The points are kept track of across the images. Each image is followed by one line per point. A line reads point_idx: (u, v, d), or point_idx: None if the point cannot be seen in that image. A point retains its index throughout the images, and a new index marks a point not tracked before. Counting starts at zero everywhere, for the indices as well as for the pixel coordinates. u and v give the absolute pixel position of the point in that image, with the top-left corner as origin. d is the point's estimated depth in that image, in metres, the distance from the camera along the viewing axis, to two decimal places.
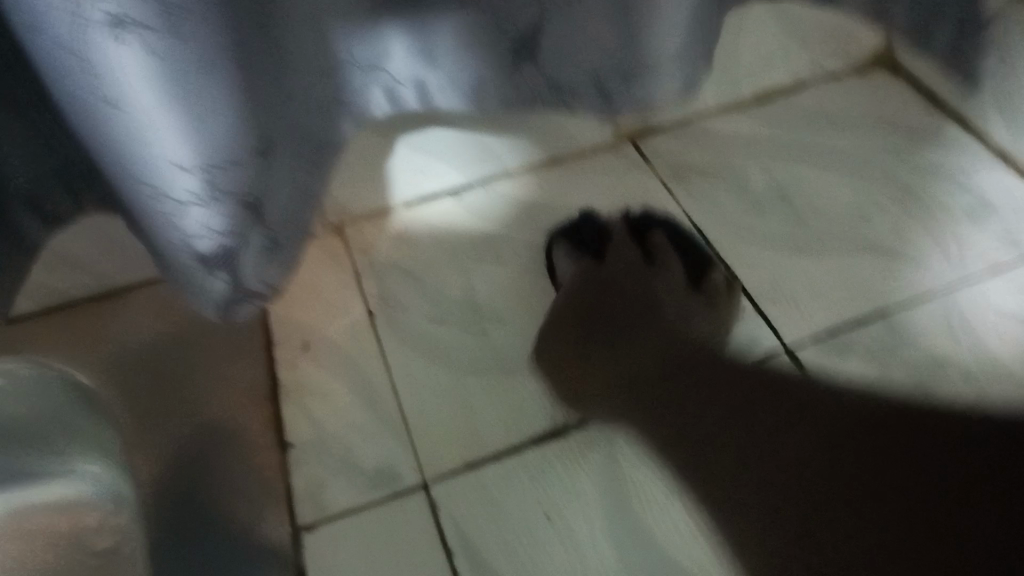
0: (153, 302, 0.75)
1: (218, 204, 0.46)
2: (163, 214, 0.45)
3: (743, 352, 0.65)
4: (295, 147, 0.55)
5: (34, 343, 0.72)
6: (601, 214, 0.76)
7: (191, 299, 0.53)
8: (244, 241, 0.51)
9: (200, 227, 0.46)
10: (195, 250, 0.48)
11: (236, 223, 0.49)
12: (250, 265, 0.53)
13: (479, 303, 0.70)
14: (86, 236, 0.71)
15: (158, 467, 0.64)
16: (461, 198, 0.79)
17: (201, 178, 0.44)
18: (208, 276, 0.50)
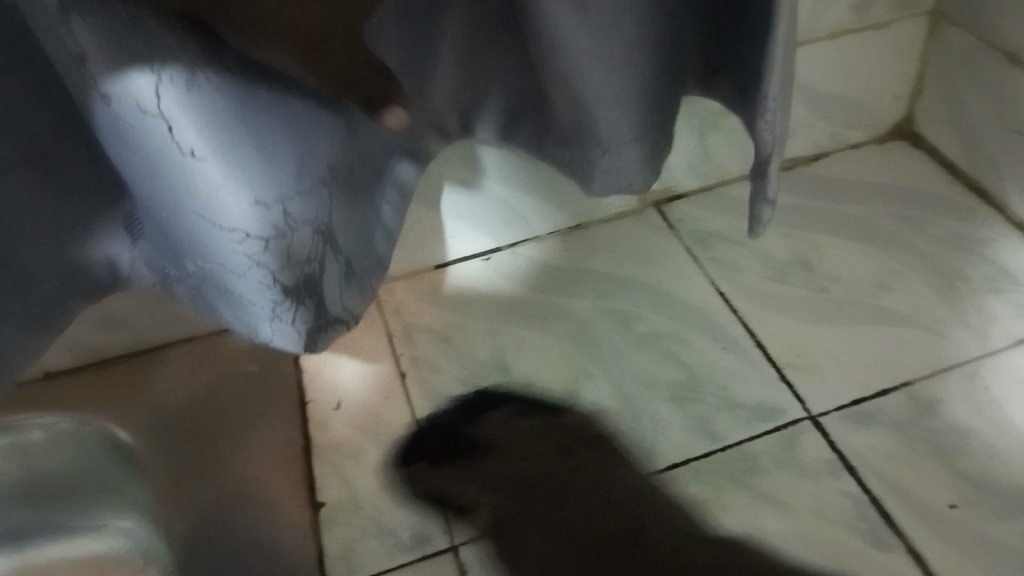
0: (191, 359, 0.77)
1: (298, 233, 0.43)
2: (245, 260, 0.41)
3: (768, 418, 0.66)
4: (366, 188, 0.51)
5: (76, 397, 0.75)
6: (627, 280, 0.78)
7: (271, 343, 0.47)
8: (323, 273, 0.47)
9: (268, 296, 0.43)
10: (281, 284, 0.43)
11: (317, 247, 0.45)
12: (330, 296, 0.48)
13: (508, 366, 0.72)
14: (130, 296, 0.73)
15: (192, 522, 0.65)
16: (490, 262, 0.81)
17: (258, 236, 0.40)
18: (293, 312, 0.45)
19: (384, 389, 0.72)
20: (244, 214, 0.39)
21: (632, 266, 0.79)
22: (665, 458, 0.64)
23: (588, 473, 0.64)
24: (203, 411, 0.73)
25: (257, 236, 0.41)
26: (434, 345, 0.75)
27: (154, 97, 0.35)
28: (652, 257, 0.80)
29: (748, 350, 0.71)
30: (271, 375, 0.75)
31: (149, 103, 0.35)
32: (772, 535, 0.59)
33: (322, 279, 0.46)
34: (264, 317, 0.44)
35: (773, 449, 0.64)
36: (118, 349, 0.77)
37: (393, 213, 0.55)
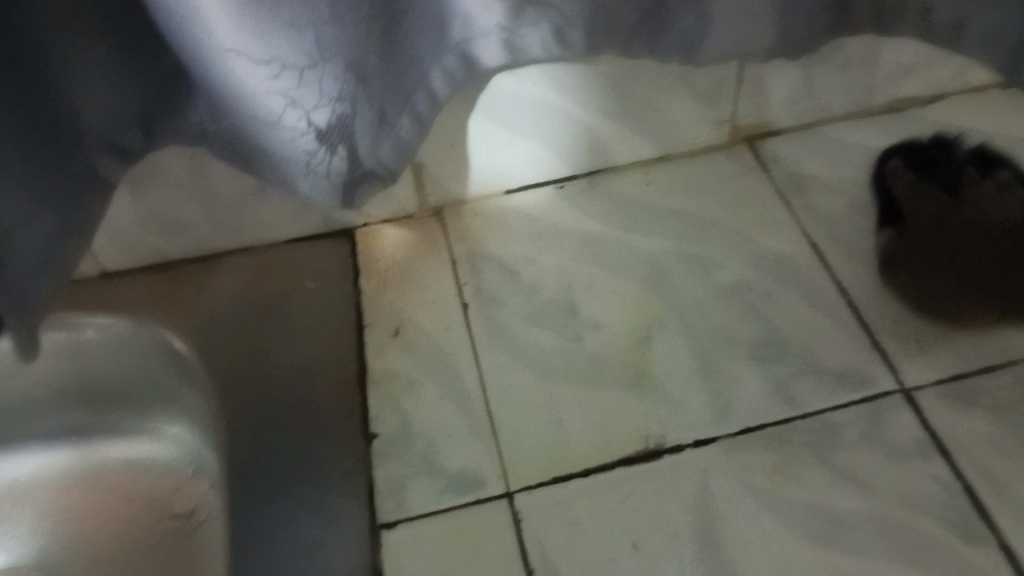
0: (246, 269, 0.74)
1: (330, 68, 0.50)
2: (278, 94, 0.49)
3: (853, 388, 0.61)
4: (413, 53, 0.55)
5: (129, 299, 0.73)
6: (712, 222, 0.72)
7: (312, 192, 0.56)
8: (357, 120, 0.54)
9: (306, 122, 0.51)
10: (315, 125, 0.51)
11: (351, 92, 0.52)
12: (366, 148, 0.56)
13: (578, 306, 0.68)
14: (188, 197, 0.70)
15: (238, 434, 0.63)
16: (563, 191, 0.76)
17: (307, 81, 0.49)
18: (327, 155, 0.53)
19: (446, 318, 0.69)
20: (276, 51, 0.47)
21: (718, 208, 0.73)
22: (739, 420, 0.60)
23: (654, 429, 0.60)
24: (256, 323, 0.70)
25: (297, 76, 0.48)
26: (501, 276, 0.71)
27: None
28: (740, 199, 0.74)
29: (836, 309, 0.66)
30: (330, 293, 0.72)
31: None
32: (849, 515, 0.55)
33: (356, 126, 0.54)
34: (306, 163, 0.53)
35: (855, 420, 0.60)
36: (175, 254, 0.75)
37: (449, 92, 0.59)
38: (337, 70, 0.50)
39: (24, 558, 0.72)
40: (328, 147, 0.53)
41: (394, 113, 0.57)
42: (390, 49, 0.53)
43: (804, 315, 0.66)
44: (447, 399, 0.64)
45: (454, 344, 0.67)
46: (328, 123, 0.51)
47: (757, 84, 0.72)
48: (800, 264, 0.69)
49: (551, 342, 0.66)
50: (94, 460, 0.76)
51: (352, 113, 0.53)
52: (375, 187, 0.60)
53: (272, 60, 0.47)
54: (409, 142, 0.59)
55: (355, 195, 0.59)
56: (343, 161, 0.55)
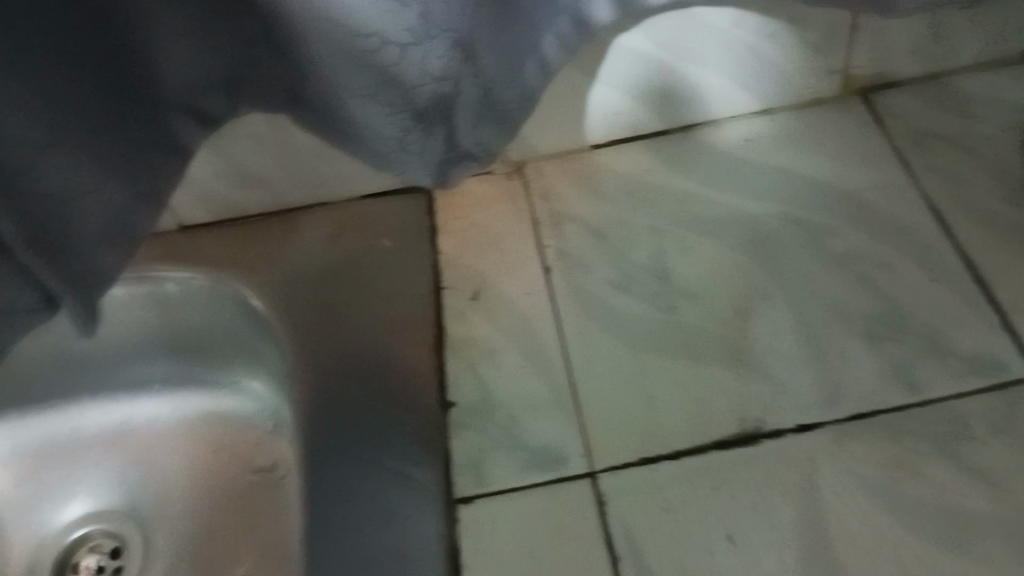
0: (324, 225, 0.72)
1: (437, 42, 0.48)
2: (382, 67, 0.47)
3: (975, 372, 0.56)
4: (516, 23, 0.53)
5: (210, 251, 0.71)
6: (821, 183, 0.66)
7: (409, 171, 0.55)
8: (459, 96, 0.53)
9: (406, 97, 0.49)
10: (415, 103, 0.50)
11: (455, 68, 0.50)
12: (463, 127, 0.55)
13: (670, 272, 0.63)
14: (265, 151, 0.68)
15: (313, 393, 0.60)
16: (656, 147, 0.70)
17: (410, 54, 0.47)
18: (424, 134, 0.53)
19: (528, 282, 0.65)
20: (385, 22, 0.45)
21: (827, 167, 0.67)
22: (846, 404, 0.55)
23: (752, 410, 0.56)
24: (335, 281, 0.67)
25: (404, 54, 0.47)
26: (587, 238, 0.66)
27: None
28: (854, 157, 0.67)
29: (960, 282, 0.60)
30: (409, 252, 0.68)
31: None
32: (971, 515, 0.50)
33: (455, 105, 0.53)
34: (400, 142, 0.52)
35: (981, 411, 0.54)
36: (254, 209, 0.73)
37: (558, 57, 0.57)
38: (442, 48, 0.49)
39: (108, 505, 0.74)
40: (426, 124, 0.52)
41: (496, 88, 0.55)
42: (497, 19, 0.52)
43: (921, 289, 0.60)
44: (529, 370, 0.61)
45: (538, 309, 0.63)
46: (429, 100, 0.51)
47: (881, 27, 0.65)
48: (921, 232, 0.62)
49: (640, 311, 0.62)
50: (179, 413, 0.76)
51: (451, 89, 0.51)
52: (469, 167, 0.59)
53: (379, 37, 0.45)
54: (504, 115, 0.58)
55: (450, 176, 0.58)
56: (440, 138, 0.54)
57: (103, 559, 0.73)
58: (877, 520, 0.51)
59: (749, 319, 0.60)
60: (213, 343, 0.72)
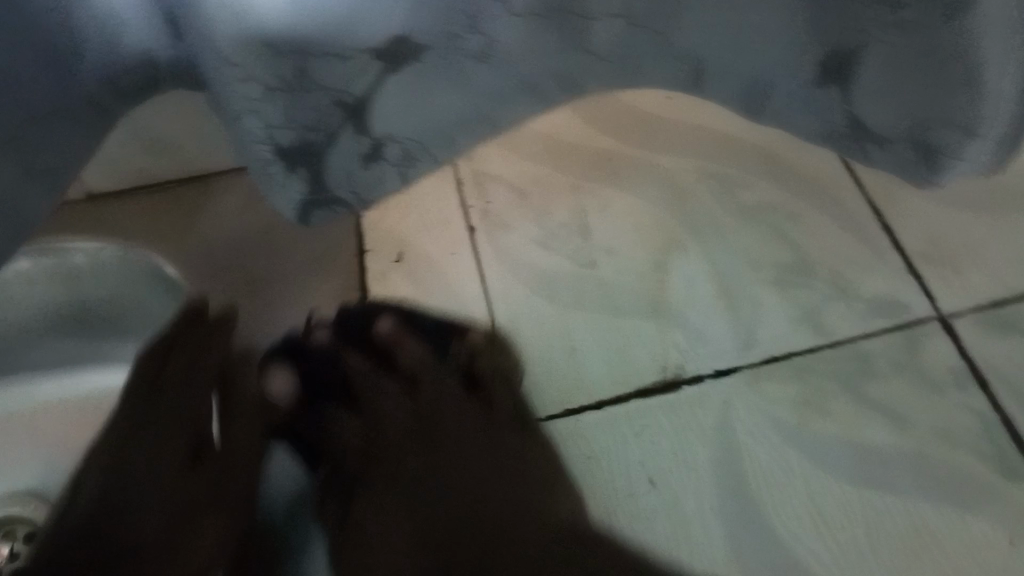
0: (240, 193, 0.69)
1: (320, 99, 0.44)
2: (238, 98, 0.41)
3: (882, 313, 0.58)
4: (328, 55, 0.41)
5: (127, 224, 0.68)
6: (737, 141, 0.67)
7: (271, 200, 0.51)
8: (331, 146, 0.49)
9: (262, 131, 0.44)
10: (278, 145, 0.46)
11: (337, 123, 0.47)
12: (336, 170, 0.52)
13: (592, 230, 0.64)
14: (183, 122, 0.63)
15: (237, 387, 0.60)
16: (577, 108, 0.70)
17: (260, 84, 0.41)
18: (287, 174, 0.49)
19: (452, 244, 0.65)
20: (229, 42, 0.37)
21: (740, 124, 0.68)
22: (760, 349, 0.58)
23: (672, 359, 0.58)
24: (248, 250, 0.66)
25: (253, 107, 0.42)
26: (509, 198, 0.66)
27: None
28: None
29: (869, 233, 0.62)
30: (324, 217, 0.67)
31: None
32: (883, 450, 0.53)
33: (328, 149, 0.49)
34: (260, 173, 0.48)
35: (890, 351, 0.57)
36: (162, 175, 0.68)
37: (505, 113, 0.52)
38: (319, 100, 0.44)
39: None
40: (291, 167, 0.48)
41: (389, 145, 0.52)
42: (413, 86, 0.47)
43: (833, 234, 0.62)
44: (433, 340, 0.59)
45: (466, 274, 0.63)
46: (292, 138, 0.46)
47: None
48: (833, 183, 0.65)
49: (563, 267, 0.62)
50: None
51: (342, 139, 0.49)
52: (338, 211, 0.56)
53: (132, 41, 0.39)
54: (412, 162, 0.54)
55: (313, 214, 0.55)
56: (305, 180, 0.51)
57: None
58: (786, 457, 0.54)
59: (669, 271, 0.61)
60: (126, 320, 0.70)
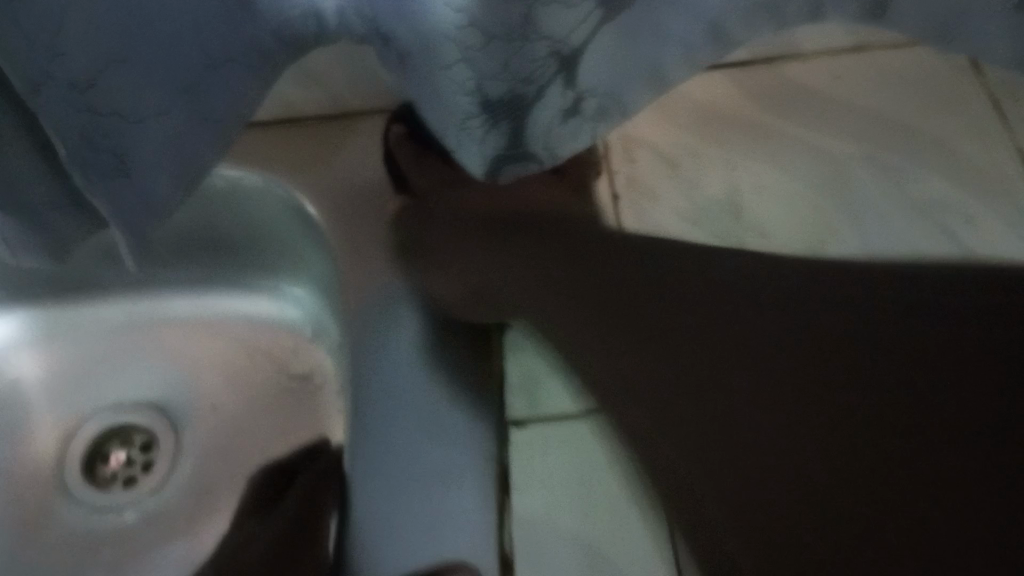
0: (383, 135, 0.68)
1: (537, 46, 0.39)
2: (456, 42, 0.37)
3: None
4: (557, 0, 0.36)
5: (269, 149, 0.67)
6: (909, 133, 0.63)
7: (460, 153, 0.46)
8: (537, 99, 0.43)
9: (471, 81, 0.39)
10: (487, 93, 0.41)
11: (550, 74, 0.41)
12: (536, 127, 0.46)
13: (744, 210, 0.61)
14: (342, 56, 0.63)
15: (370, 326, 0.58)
16: (740, 82, 0.66)
17: (484, 30, 0.36)
18: (487, 128, 0.43)
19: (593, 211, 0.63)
20: None
21: (914, 112, 0.64)
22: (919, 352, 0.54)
23: None
24: (389, 201, 0.64)
25: (470, 51, 0.37)
26: (659, 168, 0.64)
27: None
28: (944, 104, 0.64)
29: None
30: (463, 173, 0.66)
31: None
32: None
33: (533, 106, 0.43)
34: (458, 122, 0.43)
35: None
36: (307, 110, 0.68)
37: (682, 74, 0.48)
38: (536, 49, 0.39)
39: (139, 402, 0.75)
40: (492, 120, 0.43)
41: (588, 100, 0.46)
42: (631, 27, 0.43)
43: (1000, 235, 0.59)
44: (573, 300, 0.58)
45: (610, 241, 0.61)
46: (503, 89, 0.41)
47: None
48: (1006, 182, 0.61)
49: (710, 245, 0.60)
50: (218, 316, 0.76)
51: (551, 88, 0.43)
52: (528, 171, 0.49)
53: (332, 13, 0.46)
54: (607, 113, 0.48)
55: (502, 172, 0.48)
56: (503, 134, 0.45)
57: (132, 451, 0.75)
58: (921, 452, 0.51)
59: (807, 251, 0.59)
60: (260, 248, 0.72)
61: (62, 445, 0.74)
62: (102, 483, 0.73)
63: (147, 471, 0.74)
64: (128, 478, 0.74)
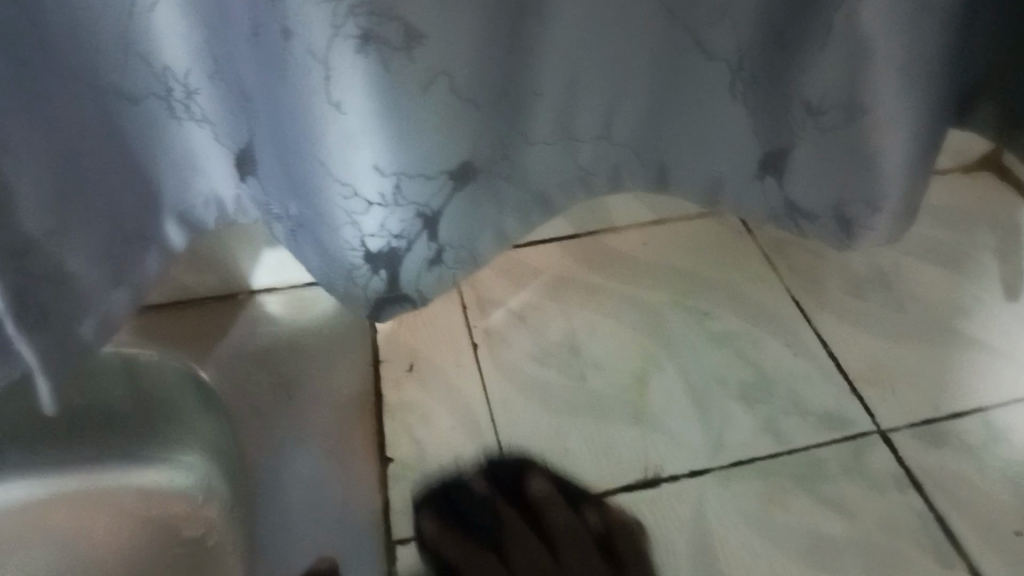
0: (266, 310, 0.79)
1: (400, 209, 0.51)
2: (344, 212, 0.50)
3: (832, 423, 0.68)
4: (415, 174, 0.50)
5: (162, 329, 0.76)
6: (703, 279, 0.79)
7: (350, 300, 0.56)
8: (410, 251, 0.54)
9: (357, 239, 0.51)
10: (367, 247, 0.52)
11: (414, 231, 0.53)
12: (409, 273, 0.56)
13: (580, 347, 0.74)
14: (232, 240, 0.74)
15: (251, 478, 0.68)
16: (567, 249, 0.81)
17: (362, 200, 0.49)
18: (370, 275, 0.54)
19: (458, 357, 0.73)
20: (356, 172, 0.48)
21: (703, 265, 0.80)
22: (731, 452, 0.66)
23: (652, 459, 0.66)
24: (273, 358, 0.75)
25: (355, 214, 0.50)
26: (507, 319, 0.76)
27: (336, 100, 0.44)
28: (729, 258, 0.81)
29: (816, 355, 0.73)
30: (346, 333, 0.76)
31: (336, 105, 0.44)
32: (831, 538, 0.61)
33: (406, 256, 0.54)
34: (347, 274, 0.54)
35: (839, 455, 0.66)
36: (201, 290, 0.78)
37: (516, 226, 0.62)
38: (404, 212, 0.51)
39: None
40: (375, 270, 0.54)
41: (449, 250, 0.57)
42: (477, 192, 0.55)
43: (789, 349, 0.73)
44: (444, 435, 0.68)
45: (478, 379, 0.72)
46: (382, 245, 0.52)
47: None
48: (787, 313, 0.76)
49: (556, 378, 0.72)
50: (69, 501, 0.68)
51: (417, 244, 0.54)
52: (406, 311, 0.58)
53: (230, 198, 0.58)
54: (468, 261, 0.60)
55: (385, 313, 0.58)
56: (387, 284, 0.55)
57: None
58: (745, 531, 0.62)
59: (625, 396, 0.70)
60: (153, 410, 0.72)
61: None
62: None
63: None
64: None
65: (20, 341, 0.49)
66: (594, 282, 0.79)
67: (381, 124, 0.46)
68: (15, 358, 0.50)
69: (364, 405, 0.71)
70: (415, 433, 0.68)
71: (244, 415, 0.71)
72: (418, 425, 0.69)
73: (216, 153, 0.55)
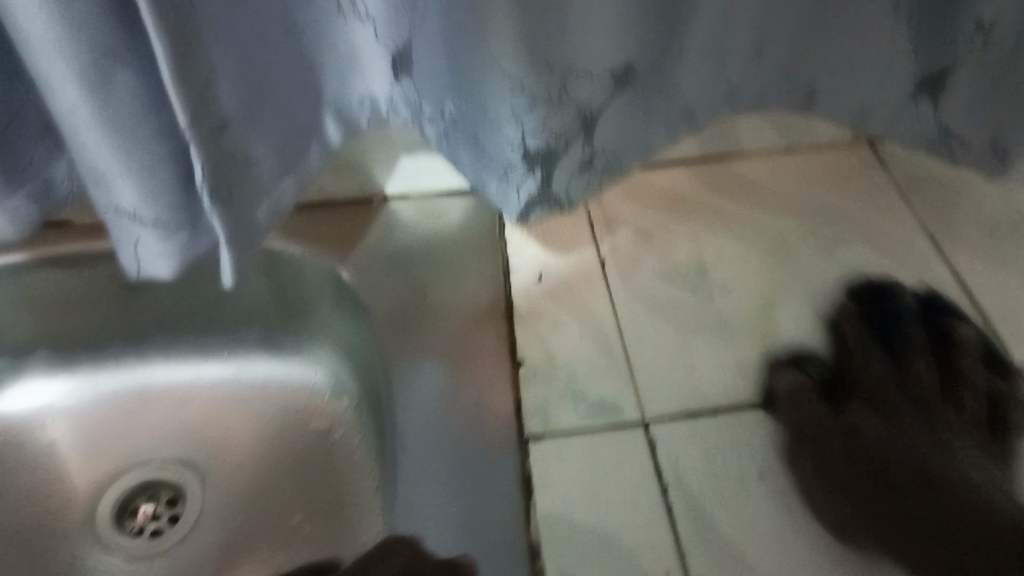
0: (398, 215, 0.81)
1: (563, 109, 0.53)
2: (508, 108, 0.52)
3: (962, 358, 0.68)
4: (584, 75, 0.52)
5: (303, 225, 0.78)
6: (834, 210, 0.78)
7: (501, 201, 0.58)
8: (566, 152, 0.56)
9: (517, 138, 0.53)
10: (529, 146, 0.54)
11: (572, 133, 0.55)
12: (561, 176, 0.58)
13: (707, 269, 0.75)
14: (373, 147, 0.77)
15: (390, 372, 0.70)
16: (695, 174, 0.82)
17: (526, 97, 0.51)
18: (525, 175, 0.56)
19: (585, 272, 0.76)
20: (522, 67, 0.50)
21: (832, 196, 0.80)
22: (859, 378, 0.67)
23: (778, 380, 0.67)
24: (408, 262, 0.77)
25: (518, 112, 0.52)
26: (634, 239, 0.77)
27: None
28: (860, 189, 0.80)
29: (948, 291, 0.72)
30: (478, 241, 0.78)
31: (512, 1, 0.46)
32: (955, 468, 0.62)
33: (561, 158, 0.56)
34: (503, 172, 0.56)
35: (969, 388, 0.66)
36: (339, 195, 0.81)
37: (661, 141, 0.63)
38: (567, 113, 0.53)
39: (163, 462, 0.81)
40: (530, 169, 0.56)
41: (600, 157, 0.59)
42: (632, 102, 0.57)
43: (921, 283, 0.73)
44: (575, 345, 0.71)
45: (606, 294, 0.74)
46: (541, 144, 0.54)
47: None
48: (920, 248, 0.75)
49: (683, 297, 0.73)
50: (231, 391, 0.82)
51: (573, 147, 0.56)
52: (554, 215, 0.61)
53: (384, 98, 0.60)
54: (615, 170, 0.61)
55: (533, 215, 0.60)
56: (539, 186, 0.57)
57: (158, 506, 0.79)
58: (874, 453, 0.63)
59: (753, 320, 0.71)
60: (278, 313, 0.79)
61: (94, 498, 0.79)
62: (128, 535, 0.77)
63: (174, 523, 0.78)
64: (154, 530, 0.78)
65: (211, 217, 0.52)
66: (723, 207, 0.79)
67: (553, 22, 0.48)
68: (200, 234, 0.53)
69: (496, 311, 0.73)
70: (547, 342, 0.71)
71: (382, 308, 0.73)
72: (549, 335, 0.71)
73: (375, 54, 0.57)
